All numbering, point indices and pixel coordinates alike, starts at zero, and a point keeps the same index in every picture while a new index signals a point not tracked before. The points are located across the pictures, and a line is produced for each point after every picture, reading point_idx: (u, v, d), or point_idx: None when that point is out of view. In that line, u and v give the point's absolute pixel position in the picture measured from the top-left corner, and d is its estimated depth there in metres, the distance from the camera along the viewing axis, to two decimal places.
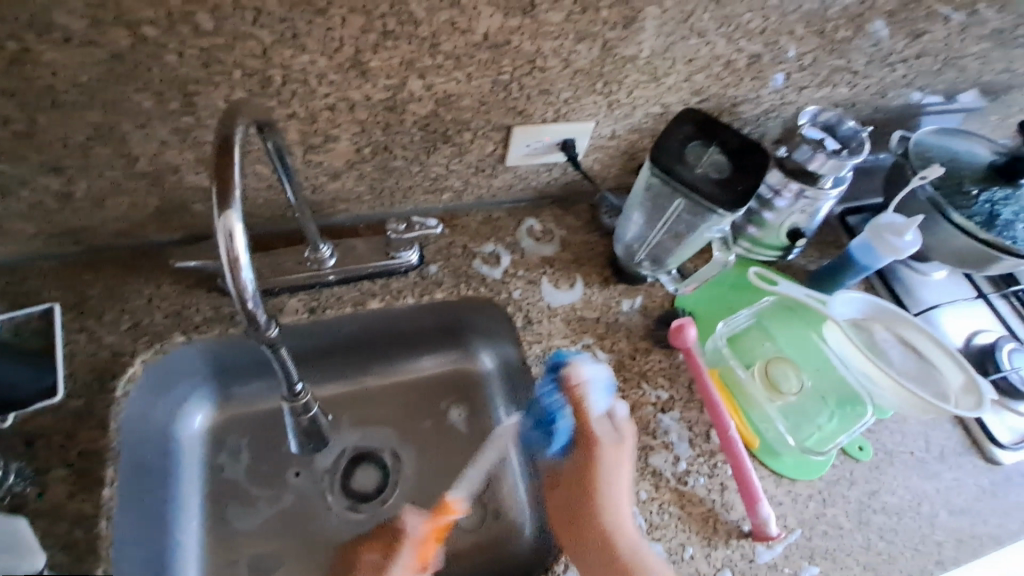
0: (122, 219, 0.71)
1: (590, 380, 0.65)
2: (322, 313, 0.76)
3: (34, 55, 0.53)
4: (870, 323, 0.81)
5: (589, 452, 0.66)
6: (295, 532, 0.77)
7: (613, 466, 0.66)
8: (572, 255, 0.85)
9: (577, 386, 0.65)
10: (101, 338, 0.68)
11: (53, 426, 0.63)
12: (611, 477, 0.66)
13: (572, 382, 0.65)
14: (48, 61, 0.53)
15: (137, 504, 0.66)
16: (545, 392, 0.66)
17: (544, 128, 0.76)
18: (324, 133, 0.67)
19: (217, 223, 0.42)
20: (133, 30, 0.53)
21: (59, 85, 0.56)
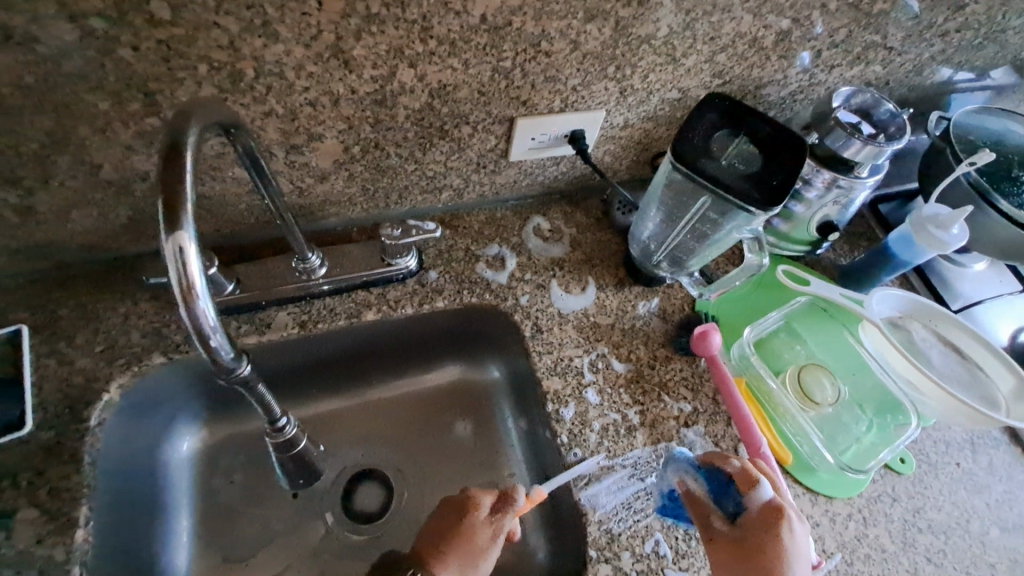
0: (92, 232, 0.65)
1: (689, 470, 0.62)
2: (313, 328, 0.70)
3: None
4: (908, 322, 0.75)
5: (752, 538, 0.55)
6: (294, 562, 0.72)
7: (794, 552, 0.54)
8: (583, 255, 0.79)
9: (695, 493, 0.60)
10: (72, 362, 0.63)
11: (21, 462, 0.57)
12: (796, 560, 0.54)
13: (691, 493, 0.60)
14: None
15: (119, 543, 0.61)
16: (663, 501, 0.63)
17: (551, 120, 0.69)
18: (307, 131, 0.61)
19: (165, 243, 0.36)
20: (82, 23, 0.46)
21: (3, 87, 0.49)
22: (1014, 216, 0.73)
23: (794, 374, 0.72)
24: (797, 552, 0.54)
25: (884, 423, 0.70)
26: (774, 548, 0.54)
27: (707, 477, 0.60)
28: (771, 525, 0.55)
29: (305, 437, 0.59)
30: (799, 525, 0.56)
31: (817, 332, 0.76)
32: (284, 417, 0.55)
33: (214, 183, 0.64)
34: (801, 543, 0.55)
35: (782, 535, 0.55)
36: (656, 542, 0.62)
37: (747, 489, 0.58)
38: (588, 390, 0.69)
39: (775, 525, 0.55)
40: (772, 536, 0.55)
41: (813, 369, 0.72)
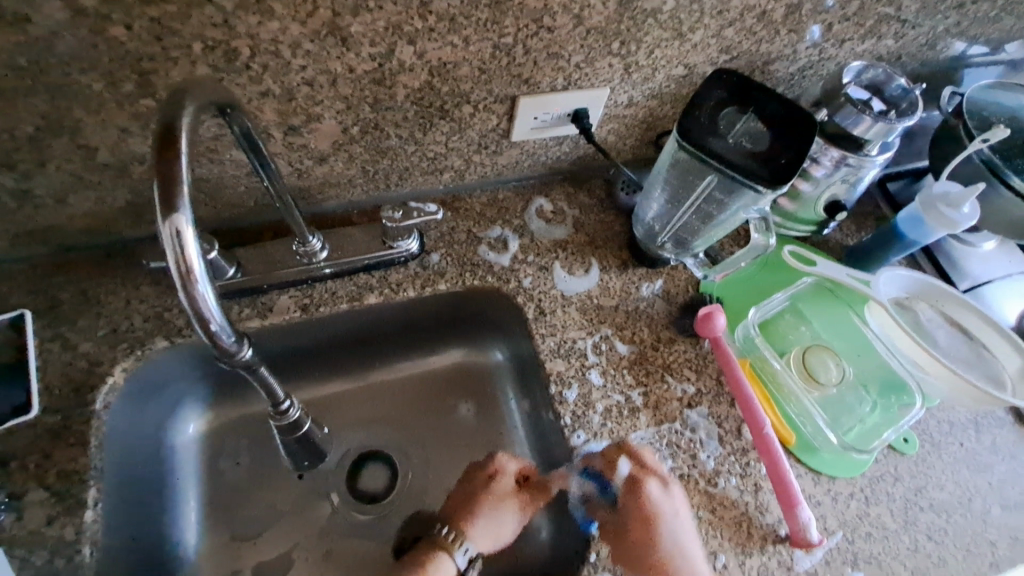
0: (90, 217, 0.65)
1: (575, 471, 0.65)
2: (315, 311, 0.69)
3: None
4: (915, 302, 0.74)
5: (636, 517, 0.60)
6: (300, 543, 0.72)
7: (669, 519, 0.60)
8: (586, 237, 0.78)
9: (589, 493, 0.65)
10: (76, 346, 0.63)
11: (28, 446, 0.58)
12: (672, 521, 0.59)
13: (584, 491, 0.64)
14: None
15: (129, 524, 0.61)
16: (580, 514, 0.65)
17: (554, 98, 0.68)
18: (305, 111, 0.60)
19: (161, 226, 0.36)
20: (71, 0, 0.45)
21: None
22: None
23: (799, 355, 0.72)
24: (669, 514, 0.60)
25: (889, 403, 0.70)
26: (648, 519, 0.59)
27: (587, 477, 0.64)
28: (636, 498, 0.60)
29: (309, 419, 0.59)
30: (662, 489, 0.61)
31: (822, 312, 0.76)
32: (288, 400, 0.55)
33: (212, 165, 0.63)
34: (672, 506, 0.60)
35: (649, 505, 0.60)
36: None
37: (608, 473, 0.63)
38: (591, 372, 0.69)
39: (638, 498, 0.60)
40: (641, 506, 0.60)
41: (818, 350, 0.72)
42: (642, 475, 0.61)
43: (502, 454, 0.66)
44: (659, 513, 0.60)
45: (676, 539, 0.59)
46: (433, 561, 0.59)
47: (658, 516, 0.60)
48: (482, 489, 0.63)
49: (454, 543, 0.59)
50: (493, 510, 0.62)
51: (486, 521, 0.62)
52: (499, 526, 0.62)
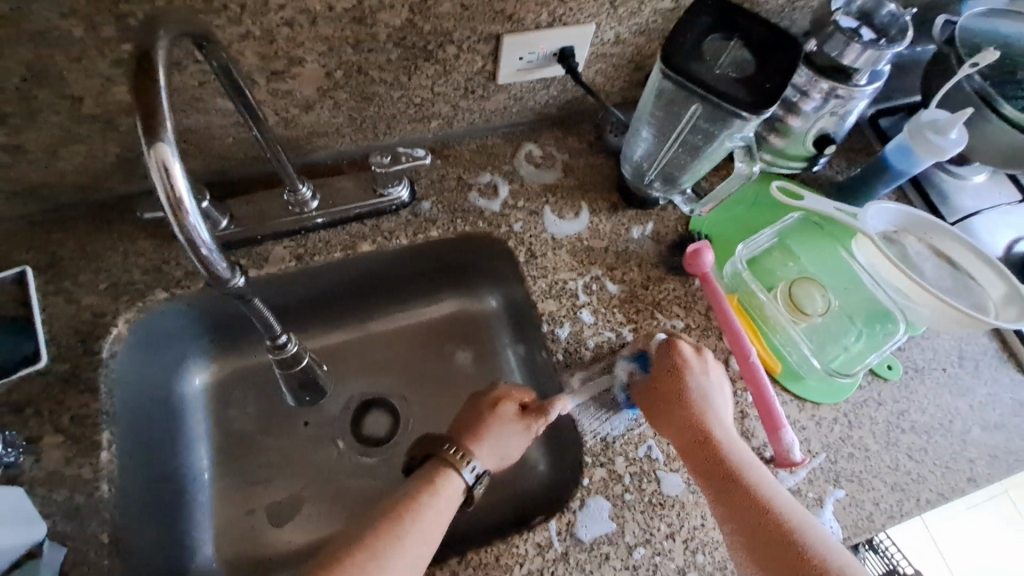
0: (83, 172, 0.65)
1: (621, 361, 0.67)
2: (310, 261, 0.71)
3: None
4: (902, 235, 0.74)
5: (673, 382, 0.63)
6: (309, 483, 0.76)
7: (703, 381, 0.63)
8: (576, 180, 0.78)
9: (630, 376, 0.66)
10: (79, 300, 0.64)
11: (41, 394, 0.60)
12: (704, 381, 0.63)
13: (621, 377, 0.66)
14: None
15: (144, 465, 0.64)
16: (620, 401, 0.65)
17: (538, 36, 0.67)
18: (287, 54, 0.59)
19: (148, 157, 0.36)
20: None
21: None
22: (1017, 122, 0.72)
23: (786, 289, 0.73)
24: (699, 373, 0.63)
25: (873, 332, 0.71)
26: (682, 378, 0.62)
27: (635, 357, 0.66)
28: (671, 358, 0.64)
29: (308, 356, 0.63)
30: (696, 353, 0.64)
31: (810, 247, 0.76)
32: (285, 334, 0.58)
33: (198, 115, 0.63)
34: (705, 371, 0.64)
35: (684, 366, 0.63)
36: (649, 448, 0.65)
37: (650, 345, 0.66)
38: (582, 311, 0.71)
39: (676, 359, 0.63)
40: (676, 366, 0.63)
41: (805, 283, 0.73)
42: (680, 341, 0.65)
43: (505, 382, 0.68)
44: (693, 372, 0.63)
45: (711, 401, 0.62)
46: (442, 478, 0.60)
47: (689, 374, 0.63)
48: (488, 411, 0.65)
49: (460, 460, 0.61)
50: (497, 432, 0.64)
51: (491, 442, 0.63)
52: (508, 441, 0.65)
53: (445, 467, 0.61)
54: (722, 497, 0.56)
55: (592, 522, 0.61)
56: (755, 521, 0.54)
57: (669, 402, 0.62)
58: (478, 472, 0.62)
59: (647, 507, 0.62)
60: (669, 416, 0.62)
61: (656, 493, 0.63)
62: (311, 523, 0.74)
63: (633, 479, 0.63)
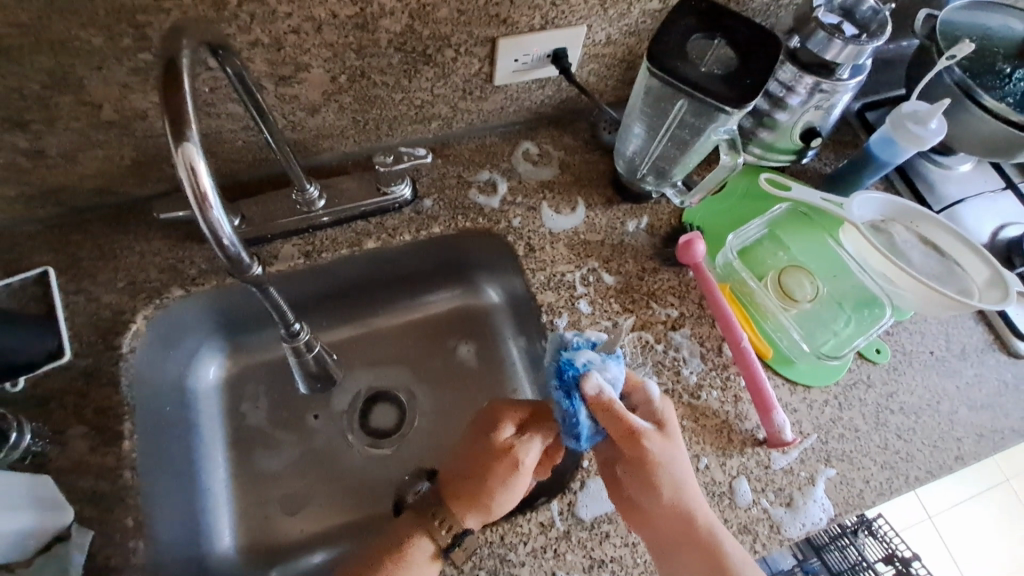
0: (100, 176, 0.68)
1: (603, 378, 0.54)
2: (317, 257, 0.74)
3: None
4: (889, 224, 0.77)
5: (634, 449, 0.55)
6: (319, 473, 0.79)
7: (667, 461, 0.55)
8: (572, 176, 0.81)
9: (600, 397, 0.53)
10: (99, 298, 0.67)
11: (66, 386, 0.63)
12: (668, 470, 0.55)
13: (596, 392, 0.54)
14: None
15: (163, 456, 0.67)
16: (561, 401, 0.54)
17: (532, 38, 0.70)
18: (293, 60, 0.63)
19: (176, 156, 0.39)
20: None
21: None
22: (994, 110, 0.74)
23: (775, 277, 0.76)
24: (668, 461, 0.55)
25: (861, 317, 0.74)
26: (643, 463, 0.55)
27: (612, 367, 0.56)
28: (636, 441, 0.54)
29: (320, 345, 0.66)
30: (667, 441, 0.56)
31: (798, 237, 0.79)
32: (299, 323, 0.61)
33: (210, 120, 0.66)
34: (672, 454, 0.56)
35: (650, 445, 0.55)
36: None
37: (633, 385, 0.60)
38: (580, 302, 0.74)
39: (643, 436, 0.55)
40: (642, 451, 0.55)
41: (794, 271, 0.76)
42: (665, 412, 0.58)
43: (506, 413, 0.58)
44: (660, 463, 0.55)
45: (670, 481, 0.55)
46: (411, 542, 0.55)
47: (653, 456, 0.55)
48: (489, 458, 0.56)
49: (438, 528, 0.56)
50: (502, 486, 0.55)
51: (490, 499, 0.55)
52: (511, 503, 0.56)
53: (421, 533, 0.56)
54: (657, 549, 0.57)
55: (593, 502, 0.63)
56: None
57: (628, 477, 0.57)
58: (460, 531, 0.57)
59: None
60: (634, 487, 0.57)
61: None
62: (321, 512, 0.76)
63: None
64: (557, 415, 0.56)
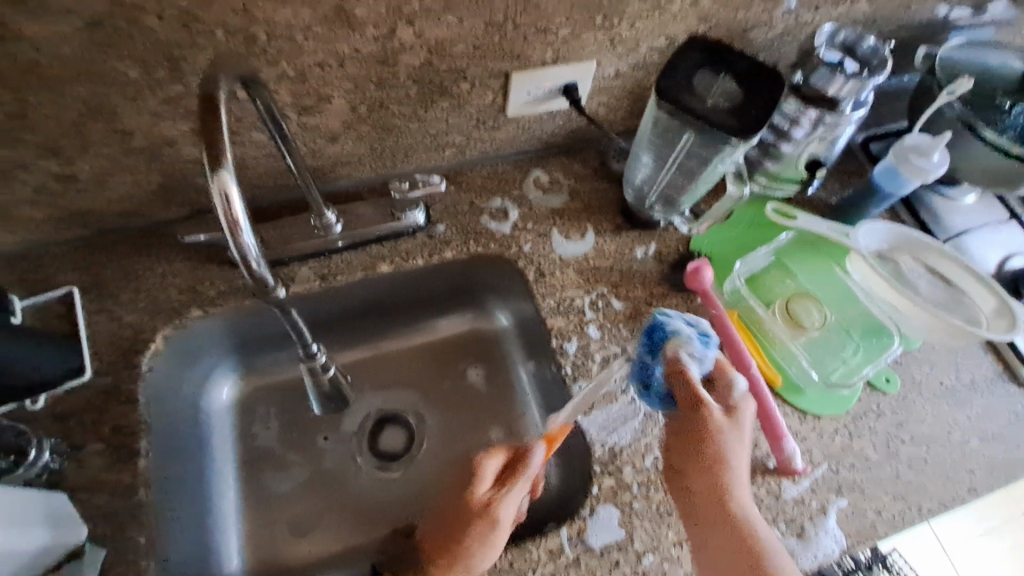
0: (126, 199, 0.71)
1: (694, 355, 0.61)
2: (332, 280, 0.75)
3: (13, 30, 0.52)
4: (895, 254, 0.77)
5: (698, 415, 0.61)
6: (327, 497, 0.79)
7: (728, 436, 0.60)
8: (581, 204, 0.83)
9: (680, 362, 0.61)
10: (120, 317, 0.69)
11: (84, 404, 0.65)
12: (725, 447, 0.60)
13: (680, 360, 0.61)
14: (26, 35, 0.52)
15: (175, 475, 0.68)
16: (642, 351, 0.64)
17: (544, 72, 0.73)
18: (316, 92, 0.65)
19: (212, 183, 0.42)
20: None
21: (43, 60, 0.55)
22: (996, 144, 0.76)
23: (783, 304, 0.76)
24: (728, 438, 0.60)
25: (869, 346, 0.74)
26: (702, 437, 0.60)
27: (702, 345, 0.62)
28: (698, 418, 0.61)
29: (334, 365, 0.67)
30: (732, 426, 0.60)
31: (805, 265, 0.80)
32: (316, 344, 0.62)
33: (234, 148, 0.69)
34: (733, 434, 0.60)
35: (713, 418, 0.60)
36: (655, 457, 0.67)
37: (724, 371, 0.63)
38: (589, 327, 0.74)
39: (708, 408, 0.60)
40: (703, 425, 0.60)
41: (801, 299, 0.77)
42: (739, 403, 0.62)
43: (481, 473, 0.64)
44: (718, 435, 0.60)
45: (723, 457, 0.59)
46: None
47: (713, 425, 0.60)
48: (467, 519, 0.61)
49: None
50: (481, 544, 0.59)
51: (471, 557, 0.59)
52: (493, 561, 0.60)
53: None
54: (690, 515, 0.61)
55: (602, 529, 0.63)
56: (714, 551, 0.58)
57: (681, 442, 0.62)
58: None
59: (654, 515, 0.64)
60: (682, 452, 0.62)
61: (663, 501, 0.65)
62: (329, 535, 0.76)
63: (641, 488, 0.66)
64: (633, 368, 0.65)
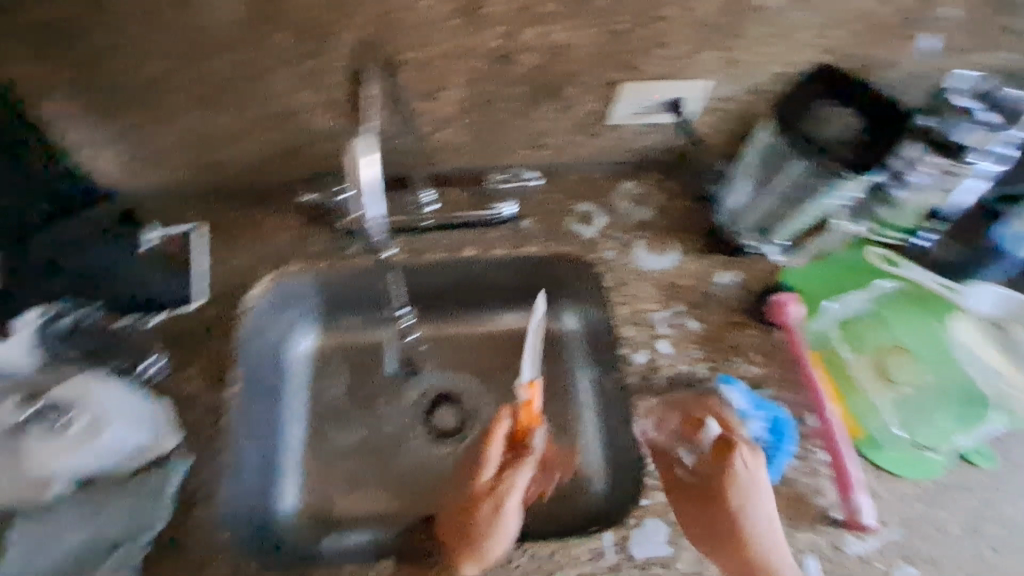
0: (252, 157, 0.77)
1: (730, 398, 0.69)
2: (420, 256, 0.79)
3: None
4: (1012, 324, 0.67)
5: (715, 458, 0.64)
6: (381, 461, 0.83)
7: (747, 474, 0.62)
8: (669, 220, 0.83)
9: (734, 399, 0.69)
10: (230, 260, 0.76)
11: (187, 331, 0.71)
12: (748, 486, 0.62)
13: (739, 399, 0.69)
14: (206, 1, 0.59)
15: (254, 411, 0.74)
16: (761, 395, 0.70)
17: (655, 86, 0.74)
18: (437, 80, 0.70)
19: (356, 149, 0.57)
20: None
21: (213, 25, 0.61)
22: None
23: (875, 355, 0.73)
24: (746, 477, 0.62)
25: (967, 415, 0.69)
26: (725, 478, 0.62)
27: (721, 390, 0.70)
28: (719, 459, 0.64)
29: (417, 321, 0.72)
30: (747, 456, 0.63)
31: (908, 320, 0.75)
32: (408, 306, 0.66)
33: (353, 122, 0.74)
34: (755, 474, 0.62)
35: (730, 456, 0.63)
36: None
37: (698, 428, 0.68)
38: (660, 342, 0.74)
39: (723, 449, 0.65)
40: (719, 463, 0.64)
41: (895, 352, 0.73)
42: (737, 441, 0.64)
43: (480, 467, 0.67)
44: (736, 475, 0.62)
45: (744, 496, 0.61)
46: None
47: (735, 465, 0.63)
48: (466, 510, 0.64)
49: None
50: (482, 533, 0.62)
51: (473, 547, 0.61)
52: (503, 550, 0.61)
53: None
54: (720, 561, 0.60)
55: (646, 541, 0.62)
56: None
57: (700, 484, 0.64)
58: None
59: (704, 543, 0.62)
60: (702, 501, 0.63)
61: None
62: (376, 495, 0.80)
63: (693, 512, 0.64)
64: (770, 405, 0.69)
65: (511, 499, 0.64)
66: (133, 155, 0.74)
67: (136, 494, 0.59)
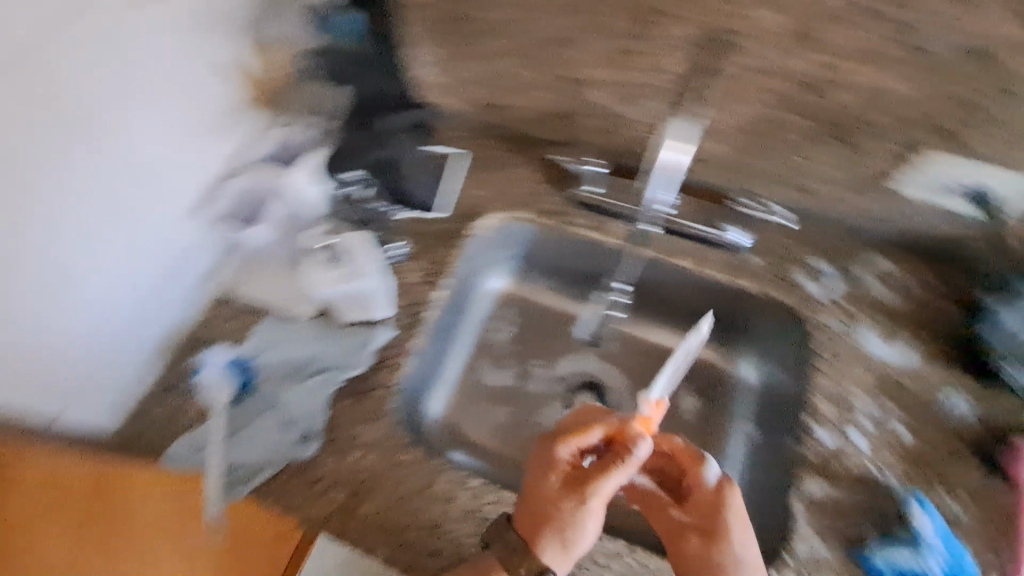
0: (527, 112, 0.82)
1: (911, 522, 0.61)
2: (638, 247, 0.81)
3: None
4: None
5: (703, 495, 0.62)
6: (520, 412, 0.90)
7: (739, 529, 0.59)
8: (913, 313, 0.74)
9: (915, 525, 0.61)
10: (472, 189, 0.84)
11: (422, 232, 0.81)
12: (737, 539, 0.58)
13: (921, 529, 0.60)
14: None
15: (444, 320, 0.83)
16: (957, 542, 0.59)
17: (965, 167, 0.66)
18: (733, 91, 0.69)
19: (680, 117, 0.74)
20: None
21: None
22: None
23: None
24: (739, 528, 0.59)
25: None
26: (711, 521, 0.60)
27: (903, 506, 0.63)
28: (699, 488, 0.63)
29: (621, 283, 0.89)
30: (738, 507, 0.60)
31: None
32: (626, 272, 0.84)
33: (631, 107, 0.76)
34: (739, 522, 0.59)
35: (723, 500, 0.61)
36: None
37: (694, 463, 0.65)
38: (854, 432, 0.67)
39: (715, 492, 0.61)
40: (711, 501, 0.61)
41: None
42: (722, 479, 0.62)
43: (557, 450, 0.61)
44: (726, 519, 0.60)
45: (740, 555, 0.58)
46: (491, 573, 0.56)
47: (711, 497, 0.61)
48: (553, 500, 0.58)
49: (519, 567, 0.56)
50: (564, 525, 0.57)
51: (556, 536, 0.57)
52: (586, 540, 0.58)
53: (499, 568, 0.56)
54: None
55: None
56: None
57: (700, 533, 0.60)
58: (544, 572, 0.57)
59: None
60: (695, 542, 0.59)
61: None
62: (505, 438, 0.88)
63: None
64: (961, 556, 0.58)
65: (598, 496, 0.59)
66: (432, 82, 0.81)
67: (344, 345, 0.71)
